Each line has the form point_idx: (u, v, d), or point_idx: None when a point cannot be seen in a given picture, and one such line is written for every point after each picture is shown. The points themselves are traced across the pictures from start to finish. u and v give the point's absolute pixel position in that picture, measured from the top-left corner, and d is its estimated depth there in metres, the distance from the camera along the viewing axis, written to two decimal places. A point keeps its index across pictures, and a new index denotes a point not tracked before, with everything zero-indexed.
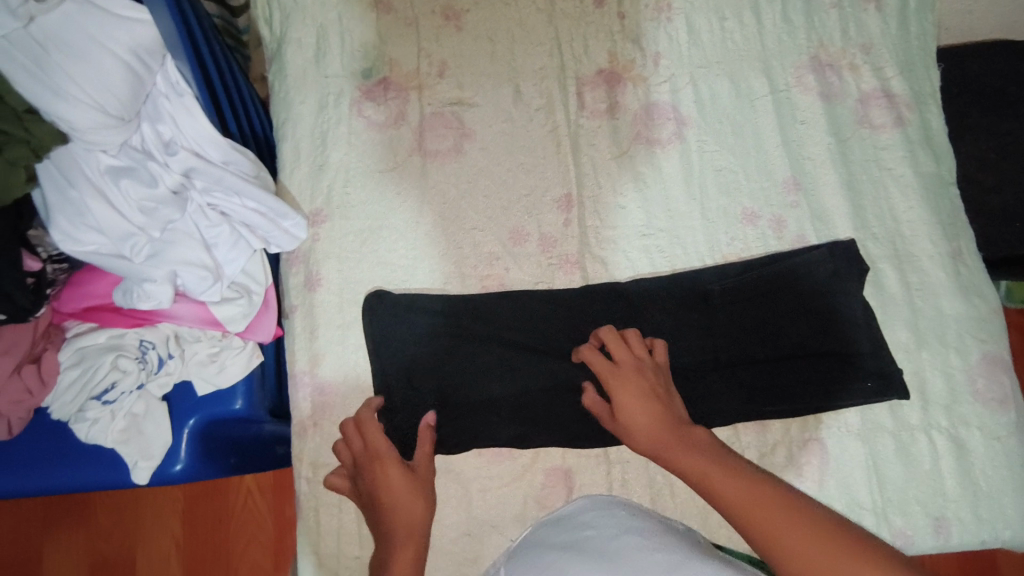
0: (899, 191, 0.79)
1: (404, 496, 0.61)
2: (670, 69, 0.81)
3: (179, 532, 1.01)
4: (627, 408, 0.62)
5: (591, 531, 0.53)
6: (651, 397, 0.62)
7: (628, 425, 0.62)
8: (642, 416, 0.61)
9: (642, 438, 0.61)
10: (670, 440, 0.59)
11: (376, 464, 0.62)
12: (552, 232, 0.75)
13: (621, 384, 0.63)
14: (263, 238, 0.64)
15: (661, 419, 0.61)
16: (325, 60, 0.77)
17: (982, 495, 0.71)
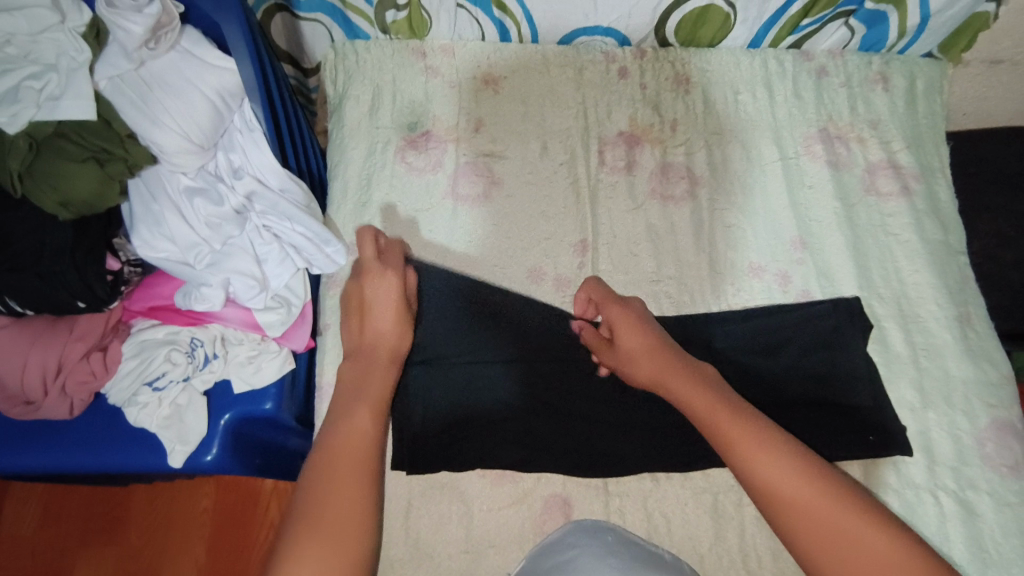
0: (905, 255, 0.83)
1: (383, 352, 0.65)
2: (686, 134, 0.88)
3: (202, 551, 1.06)
4: (620, 333, 0.69)
5: (579, 552, 0.57)
6: (642, 325, 0.69)
7: (626, 349, 0.68)
8: (640, 345, 0.67)
9: (636, 358, 0.67)
10: (666, 369, 0.64)
11: (377, 293, 0.68)
12: (567, 274, 0.81)
13: (620, 312, 0.70)
14: (306, 259, 0.73)
15: (658, 348, 0.67)
16: (378, 114, 0.88)
17: (994, 563, 0.69)
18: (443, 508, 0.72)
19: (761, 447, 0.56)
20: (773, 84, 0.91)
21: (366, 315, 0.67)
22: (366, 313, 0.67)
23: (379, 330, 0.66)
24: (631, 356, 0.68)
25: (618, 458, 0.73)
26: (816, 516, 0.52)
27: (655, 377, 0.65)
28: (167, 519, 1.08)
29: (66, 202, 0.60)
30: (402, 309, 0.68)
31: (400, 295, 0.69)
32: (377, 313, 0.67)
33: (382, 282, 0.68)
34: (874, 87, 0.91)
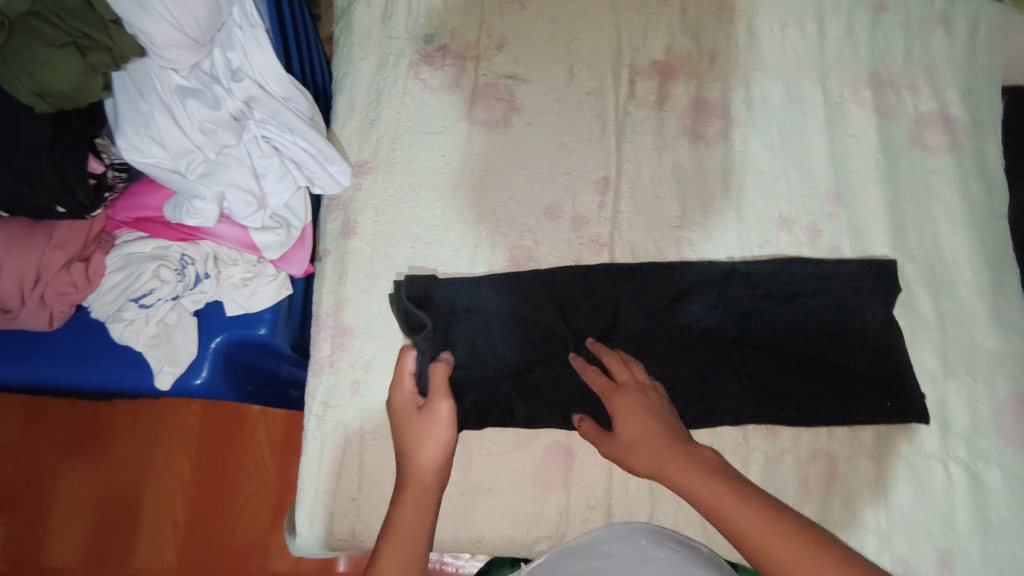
0: (945, 216, 0.78)
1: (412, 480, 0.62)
2: (726, 68, 0.81)
3: (188, 473, 1.05)
4: (625, 424, 0.65)
5: (617, 562, 0.56)
6: (644, 412, 0.65)
7: (627, 440, 0.65)
8: (642, 437, 0.64)
9: (642, 453, 0.64)
10: (667, 455, 0.63)
11: (400, 413, 0.65)
12: (586, 213, 0.76)
13: (623, 402, 0.65)
14: (308, 177, 0.69)
15: (659, 435, 0.64)
16: (390, 21, 0.80)
17: (996, 536, 0.68)
18: None
19: (739, 509, 0.58)
20: (825, 19, 0.83)
21: (399, 424, 0.65)
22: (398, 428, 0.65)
23: (407, 444, 0.63)
24: (634, 445, 0.64)
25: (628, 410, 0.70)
26: (804, 569, 0.54)
27: (656, 466, 0.63)
28: (152, 438, 1.06)
29: (43, 93, 0.53)
30: (423, 433, 0.63)
31: (415, 412, 0.64)
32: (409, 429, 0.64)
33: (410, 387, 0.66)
34: (934, 29, 0.83)
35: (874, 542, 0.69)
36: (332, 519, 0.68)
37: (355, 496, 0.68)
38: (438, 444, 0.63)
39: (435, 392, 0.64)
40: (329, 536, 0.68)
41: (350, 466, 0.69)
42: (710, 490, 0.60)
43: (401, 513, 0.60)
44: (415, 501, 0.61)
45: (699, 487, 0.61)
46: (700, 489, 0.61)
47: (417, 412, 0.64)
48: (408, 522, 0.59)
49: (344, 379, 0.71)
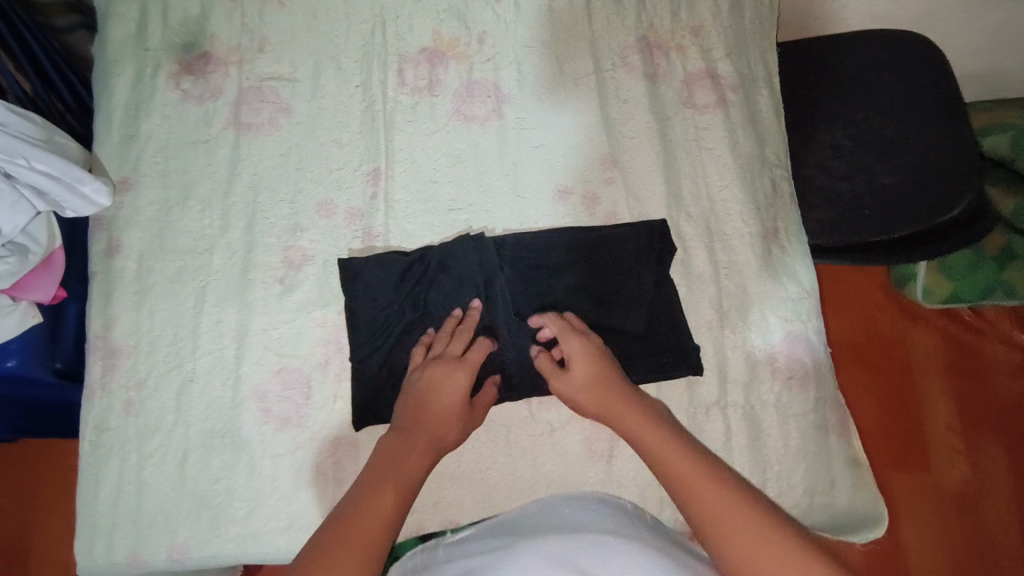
0: (716, 171, 0.79)
1: (421, 446, 0.63)
2: (495, 47, 0.81)
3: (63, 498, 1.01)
4: (575, 366, 0.67)
5: (531, 526, 0.59)
6: (599, 359, 0.67)
7: (579, 378, 0.67)
8: (590, 379, 0.66)
9: (587, 397, 0.66)
10: (619, 405, 0.65)
11: (447, 379, 0.66)
12: (359, 206, 0.76)
13: (581, 343, 0.68)
14: (55, 201, 0.67)
15: (615, 385, 0.66)
16: (146, 33, 0.78)
17: (773, 473, 0.71)
18: (223, 460, 0.69)
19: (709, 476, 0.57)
20: None
21: (427, 398, 0.66)
22: (429, 401, 0.65)
23: (438, 415, 0.65)
24: (588, 386, 0.66)
25: None
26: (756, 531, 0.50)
27: (605, 411, 0.66)
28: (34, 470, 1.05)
29: None
30: (459, 412, 0.66)
31: (467, 399, 0.67)
32: (436, 399, 0.65)
33: (446, 367, 0.67)
34: None
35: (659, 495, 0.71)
36: (114, 541, 0.67)
37: (137, 516, 0.68)
38: (461, 424, 0.66)
39: (486, 389, 0.69)
40: (114, 561, 0.67)
41: (131, 487, 0.68)
42: (677, 455, 0.59)
43: (390, 470, 0.60)
44: (414, 462, 0.61)
45: (671, 451, 0.60)
46: (669, 454, 0.60)
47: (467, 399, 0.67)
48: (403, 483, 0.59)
49: (116, 400, 0.69)
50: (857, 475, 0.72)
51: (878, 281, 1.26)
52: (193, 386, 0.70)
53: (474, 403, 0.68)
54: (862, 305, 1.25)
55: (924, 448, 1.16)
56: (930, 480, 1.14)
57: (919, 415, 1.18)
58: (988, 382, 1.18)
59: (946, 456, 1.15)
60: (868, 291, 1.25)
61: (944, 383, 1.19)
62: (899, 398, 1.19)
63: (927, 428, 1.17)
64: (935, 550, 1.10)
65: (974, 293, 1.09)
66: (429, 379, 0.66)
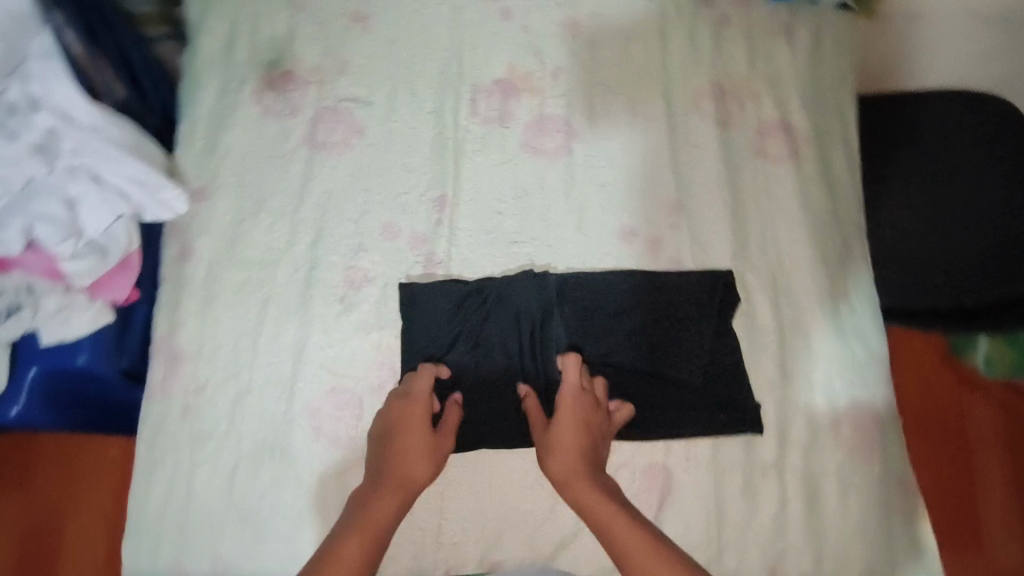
0: (785, 225, 0.78)
1: (388, 486, 0.64)
2: (569, 83, 0.82)
3: (110, 505, 1.00)
4: (560, 427, 0.66)
5: None
6: (584, 425, 0.66)
7: (559, 442, 0.66)
8: (569, 445, 0.65)
9: (561, 459, 0.65)
10: (584, 477, 0.65)
11: (405, 417, 0.67)
12: (423, 231, 0.76)
13: (569, 406, 0.67)
14: (136, 206, 0.69)
15: (590, 454, 0.66)
16: (234, 50, 0.81)
17: (825, 543, 0.69)
18: (271, 473, 0.69)
19: (651, 559, 0.60)
20: (668, 32, 0.84)
21: (389, 442, 0.66)
22: (393, 440, 0.66)
23: (403, 455, 0.65)
24: (562, 451, 0.65)
25: (463, 426, 0.70)
26: None
27: (570, 480, 0.65)
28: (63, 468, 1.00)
29: None
30: (424, 449, 0.66)
31: (429, 432, 0.66)
32: (403, 439, 0.66)
33: (403, 407, 0.67)
34: (776, 40, 0.85)
35: (704, 554, 0.68)
36: (160, 544, 0.68)
37: (185, 521, 0.68)
38: (427, 459, 0.66)
39: (449, 414, 0.68)
40: (157, 563, 0.68)
41: (181, 492, 0.69)
42: (622, 532, 0.62)
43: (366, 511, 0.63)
44: (386, 503, 0.64)
45: (618, 532, 0.62)
46: (614, 531, 0.62)
47: (431, 432, 0.67)
48: (373, 523, 0.62)
49: (177, 404, 0.71)
50: (916, 556, 0.69)
51: (937, 348, 1.19)
52: (249, 397, 0.71)
53: (440, 429, 0.67)
54: (918, 374, 1.19)
55: (976, 530, 1.12)
56: (983, 560, 1.10)
57: (973, 494, 1.13)
58: None
59: (999, 540, 1.11)
60: (926, 360, 1.19)
61: (1002, 463, 1.14)
62: (953, 475, 1.14)
63: (982, 509, 1.12)
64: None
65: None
66: (388, 419, 0.67)
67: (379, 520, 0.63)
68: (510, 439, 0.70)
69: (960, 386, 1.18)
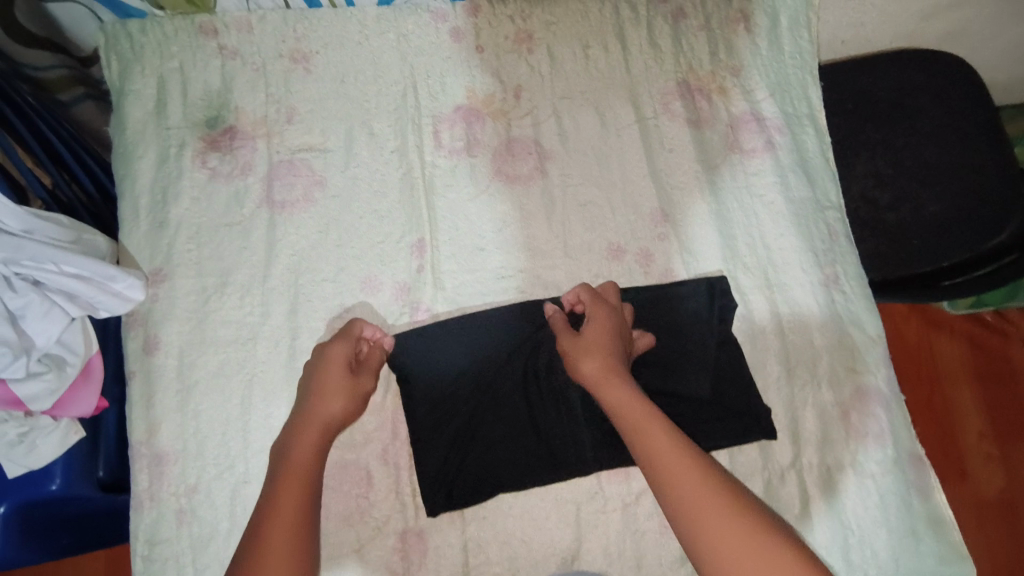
0: (770, 218, 0.77)
1: (310, 427, 0.61)
2: (532, 101, 0.79)
3: None
4: (593, 327, 0.64)
5: None
6: (613, 327, 0.64)
7: (587, 341, 0.63)
8: (601, 343, 0.63)
9: (593, 352, 0.62)
10: (614, 372, 0.61)
11: (328, 352, 0.65)
12: (405, 280, 0.72)
13: (601, 310, 0.66)
14: (87, 303, 0.63)
15: (620, 359, 0.63)
16: (166, 111, 0.74)
17: (854, 537, 0.68)
18: None
19: (666, 442, 0.56)
20: (626, 34, 0.81)
21: (310, 385, 0.64)
22: (312, 381, 0.64)
23: (320, 394, 0.63)
24: (592, 346, 0.62)
25: (483, 481, 0.67)
26: (745, 556, 0.49)
27: (601, 376, 0.61)
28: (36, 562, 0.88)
29: None
30: (345, 383, 0.64)
31: (349, 372, 0.64)
32: (321, 381, 0.63)
33: (321, 348, 0.65)
34: (735, 29, 0.83)
35: None
36: None
37: None
38: (348, 400, 0.63)
39: (369, 354, 0.66)
40: None
41: None
42: (641, 416, 0.58)
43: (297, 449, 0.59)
44: (314, 446, 0.60)
45: (636, 419, 0.58)
46: (629, 412, 0.59)
47: (350, 372, 0.65)
48: (301, 462, 0.58)
49: (168, 510, 0.65)
50: (945, 537, 0.68)
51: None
52: (248, 489, 0.66)
53: (361, 370, 0.65)
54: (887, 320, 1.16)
55: (959, 461, 1.10)
56: (968, 488, 1.09)
57: (951, 426, 1.12)
58: (1013, 380, 1.13)
59: (982, 466, 1.09)
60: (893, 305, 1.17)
61: (974, 392, 1.13)
62: (931, 411, 1.13)
63: (961, 438, 1.11)
64: (978, 566, 1.05)
65: (995, 298, 1.07)
66: (311, 364, 0.65)
67: (304, 460, 0.59)
68: (538, 483, 0.67)
69: (931, 327, 1.16)
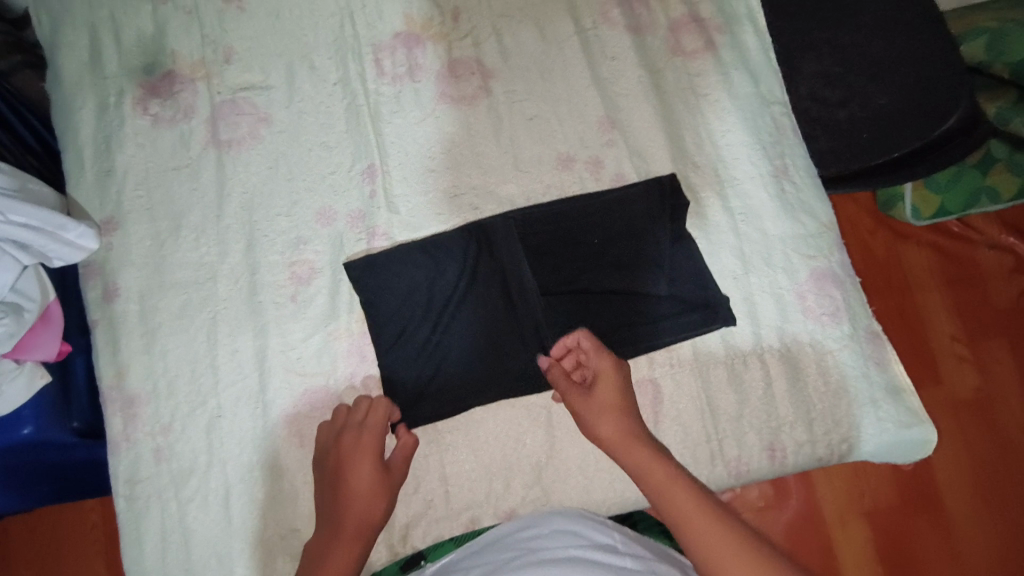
0: (716, 116, 0.78)
1: (347, 533, 0.60)
2: (471, 22, 0.79)
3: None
4: (604, 384, 0.64)
5: (529, 538, 0.60)
6: (626, 393, 0.64)
7: (601, 401, 0.63)
8: (611, 403, 0.63)
9: (603, 431, 0.62)
10: (628, 437, 0.61)
11: (354, 461, 0.62)
12: (359, 207, 0.72)
13: (611, 360, 0.65)
14: (41, 253, 0.62)
15: (629, 412, 0.63)
16: (102, 63, 0.74)
17: (817, 411, 0.70)
18: (265, 490, 0.66)
19: (686, 497, 0.55)
20: None
21: (341, 478, 0.62)
22: (341, 481, 0.62)
23: (353, 499, 0.62)
24: (603, 412, 0.62)
25: (445, 394, 0.68)
26: None
27: (613, 437, 0.61)
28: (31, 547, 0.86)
29: None
30: (377, 486, 0.62)
31: (381, 474, 0.63)
32: (352, 482, 0.62)
33: (353, 439, 0.63)
34: None
35: (707, 452, 0.69)
36: None
37: (188, 563, 0.64)
38: (383, 494, 0.63)
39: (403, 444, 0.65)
40: None
41: (175, 537, 0.65)
42: (661, 477, 0.57)
43: (333, 552, 0.60)
44: (356, 518, 0.61)
45: (648, 471, 0.58)
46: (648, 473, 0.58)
47: (382, 472, 0.63)
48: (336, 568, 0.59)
49: (145, 449, 0.66)
50: (902, 402, 0.70)
51: (865, 204, 1.14)
52: (220, 423, 0.67)
53: (392, 463, 0.64)
54: (853, 233, 1.12)
55: (932, 363, 1.07)
56: (942, 391, 1.06)
57: (925, 332, 1.08)
58: (981, 280, 1.10)
59: (955, 367, 1.07)
60: (858, 219, 1.14)
61: (944, 296, 1.10)
62: (904, 321, 1.09)
63: (932, 340, 1.08)
64: (962, 469, 1.02)
65: (958, 204, 1.04)
66: (338, 466, 0.63)
67: (344, 557, 0.59)
68: (504, 389, 0.68)
69: (899, 238, 1.12)
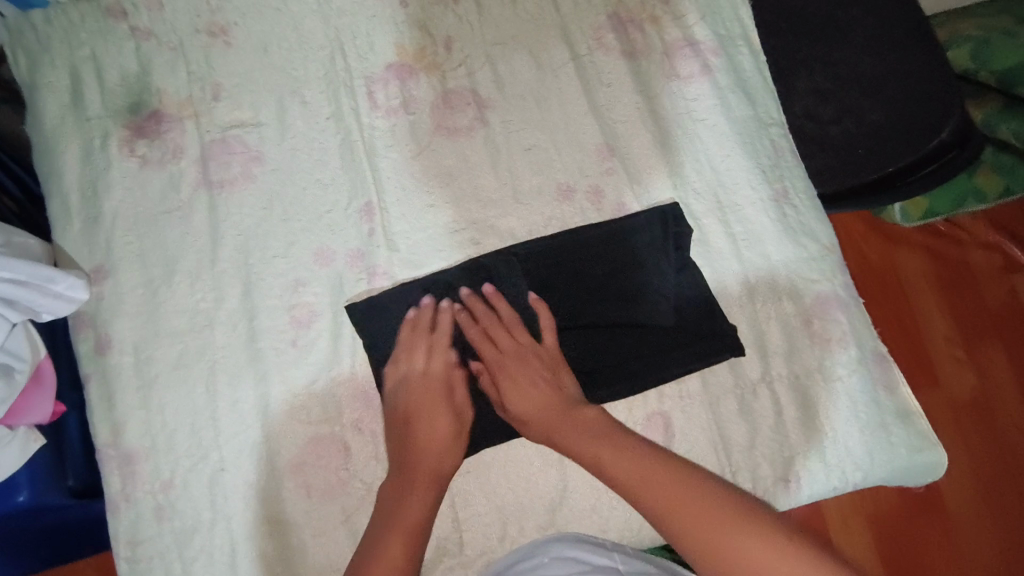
0: (714, 140, 0.77)
1: (423, 481, 0.62)
2: (464, 51, 0.77)
3: None
4: (507, 381, 0.66)
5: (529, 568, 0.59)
6: (531, 374, 0.66)
7: (518, 402, 0.65)
8: (527, 395, 0.65)
9: (533, 423, 0.65)
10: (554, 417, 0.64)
11: (427, 403, 0.64)
12: (358, 247, 0.71)
13: (492, 345, 0.67)
14: (29, 308, 0.59)
15: (543, 392, 0.65)
16: (83, 103, 0.71)
17: (829, 439, 0.69)
18: (273, 545, 0.64)
19: (627, 459, 0.59)
20: None
21: (412, 421, 0.64)
22: (414, 424, 0.64)
23: (423, 443, 0.63)
24: (527, 407, 0.65)
25: None
26: (713, 530, 0.52)
27: (545, 426, 0.64)
28: None
29: None
30: (449, 428, 0.65)
31: (451, 414, 0.65)
32: (426, 423, 0.64)
33: (421, 374, 0.65)
34: None
35: None
36: None
37: None
38: (453, 441, 0.65)
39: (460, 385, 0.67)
40: None
41: None
42: (601, 449, 0.61)
43: (413, 496, 0.61)
44: (428, 463, 0.63)
45: (581, 446, 0.62)
46: (593, 451, 0.62)
47: (451, 414, 0.65)
48: (410, 516, 0.60)
49: (146, 508, 0.63)
50: (912, 425, 0.70)
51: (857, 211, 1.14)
52: (223, 476, 0.65)
53: (460, 401, 0.66)
54: (847, 240, 1.13)
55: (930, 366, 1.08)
56: (939, 392, 1.07)
57: (920, 338, 1.09)
58: (973, 281, 1.11)
59: (951, 368, 1.07)
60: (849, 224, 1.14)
61: (938, 298, 1.10)
62: (900, 326, 1.10)
63: (928, 342, 1.09)
64: (962, 467, 1.03)
65: (946, 205, 1.05)
66: (406, 406, 0.65)
67: (422, 501, 0.61)
68: (516, 430, 0.67)
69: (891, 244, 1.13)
